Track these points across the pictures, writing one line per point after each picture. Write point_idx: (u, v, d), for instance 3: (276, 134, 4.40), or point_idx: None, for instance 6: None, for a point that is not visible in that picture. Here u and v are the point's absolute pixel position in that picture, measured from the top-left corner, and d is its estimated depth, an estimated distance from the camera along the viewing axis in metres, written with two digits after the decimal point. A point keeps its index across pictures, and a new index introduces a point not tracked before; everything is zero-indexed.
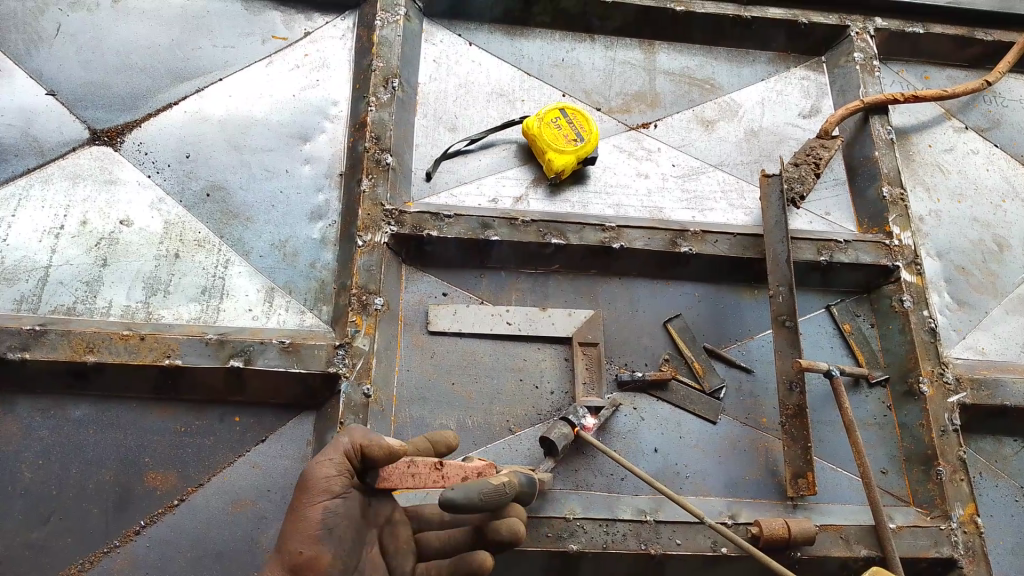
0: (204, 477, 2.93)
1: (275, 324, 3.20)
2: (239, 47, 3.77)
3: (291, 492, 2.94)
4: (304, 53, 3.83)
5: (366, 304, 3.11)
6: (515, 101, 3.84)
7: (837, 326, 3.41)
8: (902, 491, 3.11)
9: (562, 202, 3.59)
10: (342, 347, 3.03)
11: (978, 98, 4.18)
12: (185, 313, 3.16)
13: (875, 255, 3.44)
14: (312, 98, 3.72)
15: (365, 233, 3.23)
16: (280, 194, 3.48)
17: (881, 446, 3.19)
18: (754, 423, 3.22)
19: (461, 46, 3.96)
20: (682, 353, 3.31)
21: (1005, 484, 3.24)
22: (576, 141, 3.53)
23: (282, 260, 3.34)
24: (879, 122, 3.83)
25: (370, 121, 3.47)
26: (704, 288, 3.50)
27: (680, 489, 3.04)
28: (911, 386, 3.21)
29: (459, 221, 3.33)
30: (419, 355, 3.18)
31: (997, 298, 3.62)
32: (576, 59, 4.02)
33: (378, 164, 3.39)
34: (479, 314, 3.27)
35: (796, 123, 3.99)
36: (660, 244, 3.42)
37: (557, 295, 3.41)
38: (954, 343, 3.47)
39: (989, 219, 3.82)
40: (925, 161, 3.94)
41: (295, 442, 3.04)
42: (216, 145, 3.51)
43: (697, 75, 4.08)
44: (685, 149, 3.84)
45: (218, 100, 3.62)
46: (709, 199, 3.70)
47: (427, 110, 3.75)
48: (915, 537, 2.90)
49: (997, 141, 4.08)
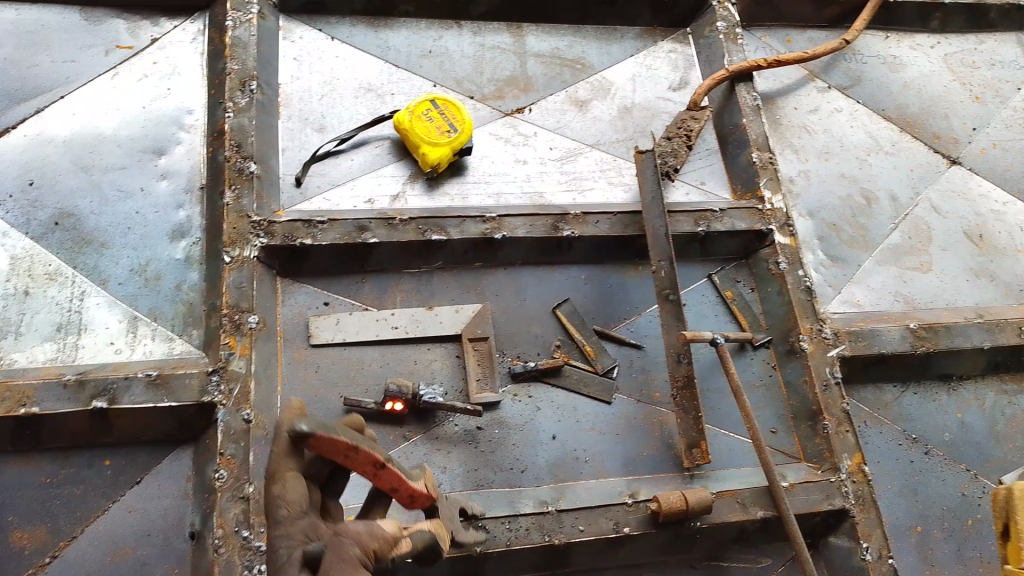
0: (76, 528, 2.75)
1: (142, 355, 3.01)
2: (80, 60, 3.50)
3: (172, 534, 2.80)
4: (152, 61, 3.58)
5: (239, 324, 2.96)
6: (384, 96, 3.71)
7: (719, 294, 3.46)
8: (792, 448, 3.19)
9: (440, 196, 3.52)
10: (216, 373, 2.87)
11: (839, 57, 4.31)
12: (40, 354, 2.93)
13: (749, 221, 3.51)
14: (164, 109, 3.49)
15: (231, 248, 3.07)
16: (137, 215, 3.26)
17: (768, 406, 3.28)
18: (647, 399, 3.25)
19: (322, 42, 3.78)
20: (573, 338, 3.31)
21: (888, 430, 3.38)
22: (449, 132, 3.45)
23: (143, 286, 3.14)
24: (745, 89, 3.87)
25: (228, 129, 3.28)
26: (589, 269, 3.50)
27: (580, 475, 3.05)
28: (793, 344, 3.29)
29: (333, 226, 3.21)
30: (303, 371, 3.06)
31: (868, 251, 3.75)
32: (443, 47, 3.91)
33: (241, 174, 3.21)
34: (363, 321, 3.17)
35: (667, 96, 4.02)
36: (542, 230, 3.38)
37: (442, 293, 3.33)
38: (831, 299, 3.58)
39: (856, 174, 3.95)
40: (792, 124, 4.03)
41: (174, 478, 2.89)
42: (62, 170, 3.26)
43: (567, 55, 4.03)
44: (560, 131, 3.80)
45: (59, 120, 3.35)
46: (589, 179, 3.69)
47: (290, 111, 3.57)
48: (806, 492, 2.99)
49: (860, 97, 4.22)
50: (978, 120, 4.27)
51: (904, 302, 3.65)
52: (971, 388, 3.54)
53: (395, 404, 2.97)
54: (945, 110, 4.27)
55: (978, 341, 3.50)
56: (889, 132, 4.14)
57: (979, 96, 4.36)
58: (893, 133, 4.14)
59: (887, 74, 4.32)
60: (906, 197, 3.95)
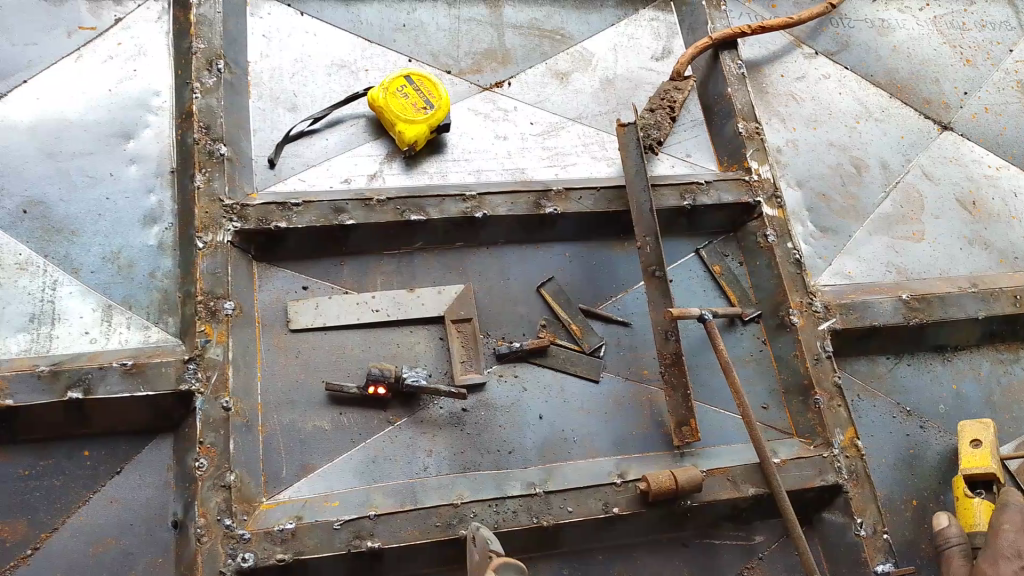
0: (58, 519, 2.68)
1: (117, 345, 2.93)
2: (42, 43, 3.37)
3: (156, 522, 2.74)
4: (116, 41, 3.46)
5: (214, 312, 2.87)
6: (358, 72, 3.60)
7: (707, 268, 3.39)
8: (784, 423, 3.15)
9: (419, 174, 3.42)
10: (192, 361, 2.79)
11: (826, 22, 4.21)
12: (13, 346, 2.84)
13: (736, 193, 3.43)
14: (131, 91, 3.37)
15: (204, 234, 2.97)
16: (106, 201, 3.16)
17: (760, 381, 3.22)
18: (636, 377, 3.19)
19: (292, 18, 3.66)
20: (559, 316, 3.23)
21: (881, 402, 3.33)
22: (426, 109, 3.35)
23: (116, 273, 3.05)
24: (729, 58, 3.78)
25: (196, 110, 3.17)
26: (574, 247, 3.42)
27: (569, 455, 2.99)
28: (783, 318, 3.23)
29: (309, 208, 3.12)
30: (283, 357, 2.98)
31: (859, 221, 3.68)
32: (418, 21, 3.79)
33: (211, 156, 3.11)
34: (343, 305, 3.09)
35: (650, 66, 3.92)
36: (524, 208, 3.30)
37: (424, 275, 3.25)
38: (821, 271, 3.51)
39: (845, 142, 3.87)
40: (779, 92, 3.94)
41: (154, 469, 2.82)
42: (28, 157, 3.16)
43: (546, 26, 3.92)
44: (541, 105, 3.70)
45: (23, 105, 3.24)
46: (571, 154, 3.60)
47: (261, 91, 3.46)
48: (799, 468, 2.94)
49: (847, 63, 4.12)
50: (969, 84, 4.19)
51: (896, 272, 3.58)
52: (964, 358, 3.50)
53: (377, 389, 2.89)
54: (936, 74, 4.18)
55: (972, 310, 3.44)
56: (878, 98, 4.05)
57: (970, 59, 4.28)
58: (882, 99, 4.05)
59: (876, 38, 4.22)
60: (897, 165, 3.88)
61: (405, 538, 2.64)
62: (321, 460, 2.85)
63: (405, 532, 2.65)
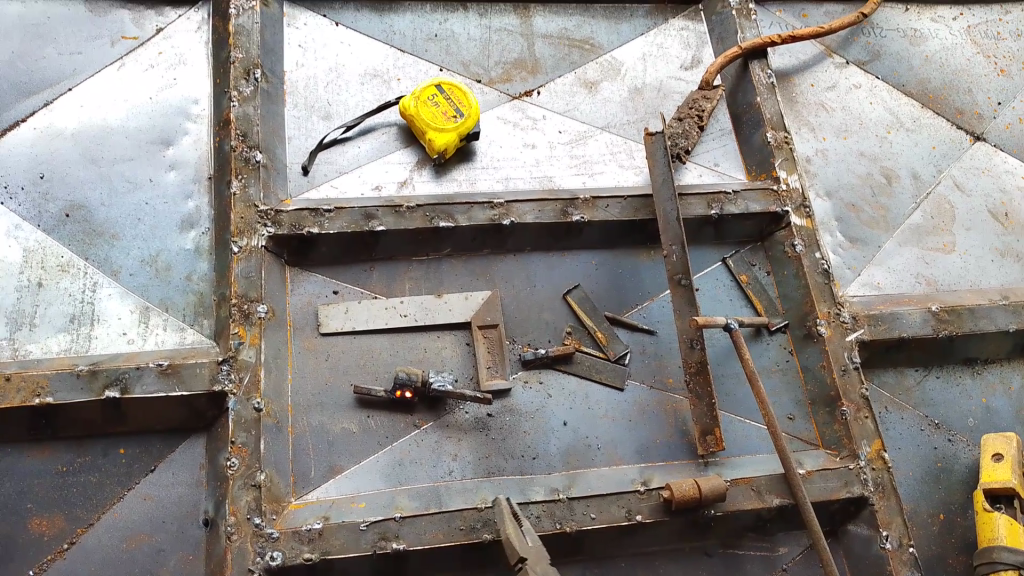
0: (94, 515, 2.78)
1: (153, 346, 3.02)
2: (86, 52, 3.49)
3: (188, 520, 2.81)
4: (157, 51, 3.57)
5: (248, 314, 2.94)
6: (391, 81, 3.67)
7: (733, 277, 3.40)
8: (809, 434, 3.14)
9: (448, 182, 3.48)
10: (226, 363, 2.86)
11: (858, 31, 4.18)
12: (54, 345, 2.95)
13: (764, 203, 3.43)
14: (170, 99, 3.48)
15: (239, 238, 3.05)
16: (146, 206, 3.26)
17: (786, 391, 3.21)
18: (661, 385, 3.20)
19: (327, 28, 3.75)
20: (584, 323, 3.26)
21: (909, 415, 3.30)
22: (456, 118, 3.40)
23: (153, 276, 3.14)
24: (758, 67, 3.78)
25: (233, 118, 3.26)
26: (601, 254, 3.44)
27: (593, 462, 3.01)
28: (810, 328, 3.22)
29: (340, 215, 3.18)
30: (313, 360, 3.05)
31: (888, 232, 3.66)
32: (449, 31, 3.85)
33: (247, 163, 3.19)
34: (372, 310, 3.14)
35: (678, 76, 3.93)
36: (551, 216, 3.33)
37: (452, 281, 3.30)
38: (850, 282, 3.49)
39: (876, 152, 3.85)
40: (809, 101, 3.93)
41: (187, 467, 2.90)
42: (71, 162, 3.27)
43: (576, 36, 3.95)
44: (570, 114, 3.74)
45: (68, 112, 3.36)
46: (599, 163, 3.63)
47: (296, 99, 3.54)
48: (824, 480, 2.93)
49: (879, 72, 4.10)
50: (1003, 94, 4.14)
51: (926, 284, 3.55)
52: (995, 371, 3.45)
53: (403, 393, 2.94)
54: (969, 84, 4.14)
55: (1003, 323, 3.40)
56: (910, 108, 4.02)
57: (1004, 69, 4.22)
58: (914, 109, 4.02)
59: (909, 48, 4.19)
60: (928, 175, 3.84)
61: (429, 540, 2.67)
62: (348, 462, 2.90)
63: (429, 535, 2.69)
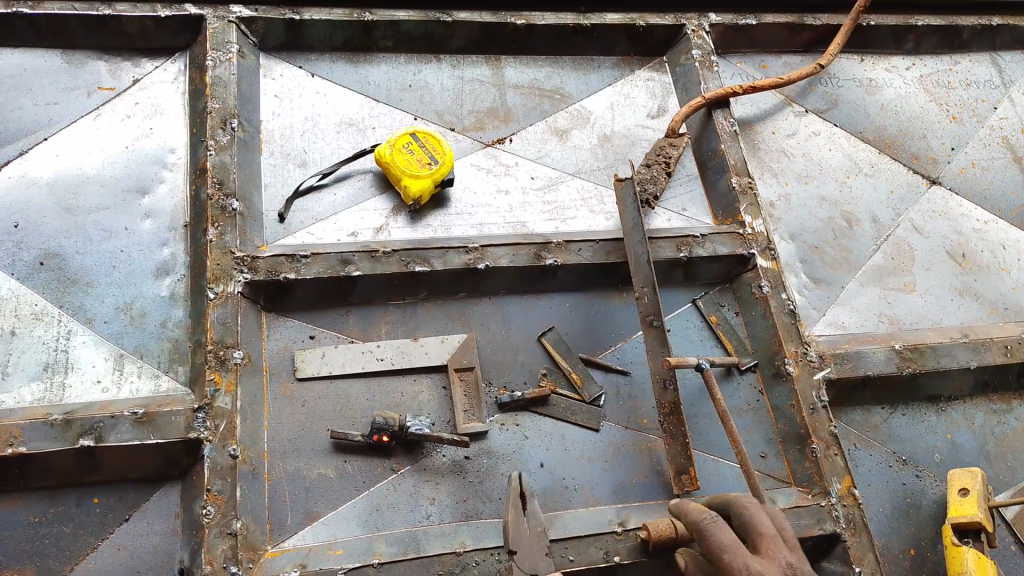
0: (66, 567, 2.72)
1: (129, 393, 3.00)
2: (63, 102, 3.52)
3: (162, 571, 2.77)
4: (134, 101, 3.61)
5: (224, 360, 2.95)
6: (366, 129, 3.75)
7: (703, 318, 3.48)
8: (782, 472, 3.19)
9: (424, 227, 3.53)
10: (201, 410, 2.85)
11: (815, 81, 4.38)
12: (28, 394, 2.91)
13: (731, 246, 3.54)
14: (148, 148, 3.51)
15: (215, 284, 3.07)
16: (122, 253, 3.27)
17: (758, 430, 3.27)
18: (635, 426, 3.25)
19: (304, 78, 3.83)
20: (559, 365, 3.31)
21: (878, 452, 3.38)
22: (431, 165, 3.48)
23: (128, 324, 3.14)
24: (721, 116, 3.94)
25: (210, 166, 3.30)
26: (574, 297, 3.51)
27: (570, 503, 3.03)
28: (779, 367, 3.32)
29: (316, 260, 3.22)
30: (289, 406, 3.05)
31: (851, 273, 3.78)
32: (423, 81, 3.95)
33: (223, 210, 3.22)
34: (349, 354, 3.16)
35: (645, 124, 4.07)
36: (525, 260, 3.41)
37: (428, 325, 3.34)
38: (816, 322, 3.60)
39: (837, 197, 4.00)
40: (771, 148, 4.08)
41: (161, 517, 2.86)
42: (47, 211, 3.27)
43: (546, 86, 4.08)
44: (541, 161, 3.84)
45: (44, 161, 3.37)
46: (571, 208, 3.72)
47: (272, 148, 3.60)
48: (798, 517, 2.97)
49: (837, 120, 4.28)
50: (955, 140, 4.34)
51: (889, 323, 3.67)
52: (958, 408, 3.56)
53: (381, 438, 2.96)
54: (923, 131, 4.33)
55: (964, 361, 3.52)
56: (867, 154, 4.19)
57: (955, 116, 4.44)
58: (872, 155, 4.19)
59: (864, 97, 4.39)
60: (887, 218, 3.99)
61: None
62: (325, 508, 2.89)
63: None
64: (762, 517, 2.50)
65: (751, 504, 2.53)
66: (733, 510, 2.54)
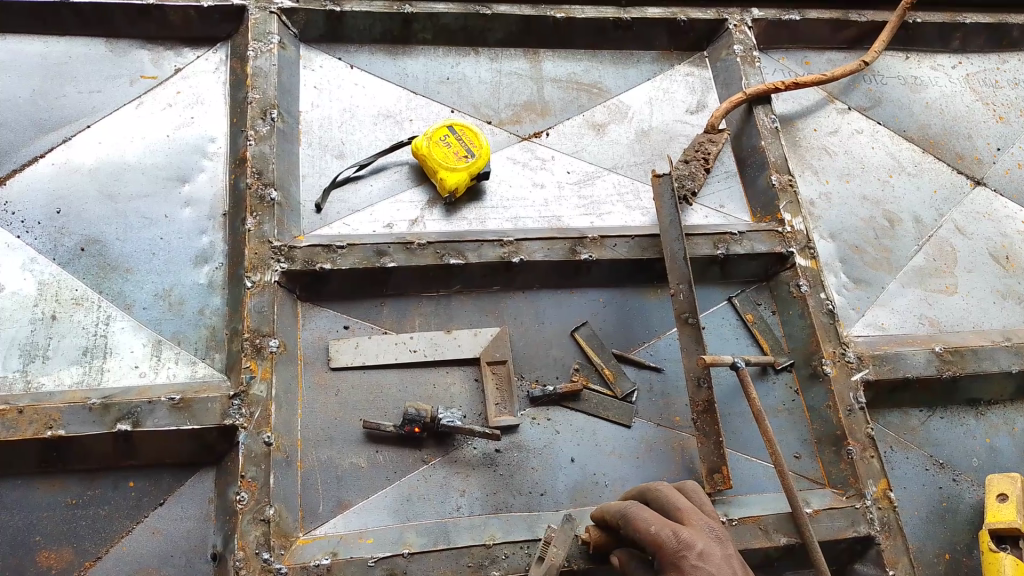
0: (102, 549, 2.78)
1: (165, 379, 3.04)
2: (106, 91, 3.58)
3: (196, 554, 2.81)
4: (176, 90, 3.66)
5: (259, 348, 2.98)
6: (403, 122, 3.76)
7: (739, 316, 3.43)
8: (817, 474, 3.15)
9: (459, 220, 3.54)
10: (237, 397, 2.89)
11: (859, 78, 4.29)
12: (67, 378, 2.98)
13: (769, 244, 3.49)
14: (188, 137, 3.56)
15: (253, 273, 3.10)
16: (161, 241, 3.32)
17: (793, 431, 3.23)
18: (668, 423, 3.23)
19: (343, 70, 3.85)
20: (592, 361, 3.28)
21: (915, 455, 3.31)
22: (467, 158, 3.47)
23: (167, 310, 3.19)
24: (762, 112, 3.87)
25: (250, 156, 3.33)
26: (608, 293, 3.49)
27: (600, 499, 3.03)
28: (815, 368, 3.26)
29: (352, 251, 3.24)
30: (323, 395, 3.07)
31: (891, 273, 3.71)
32: (461, 74, 3.95)
33: (262, 200, 3.25)
34: (383, 345, 3.18)
35: (684, 119, 4.02)
36: (560, 254, 3.39)
37: (461, 317, 3.34)
38: (854, 322, 3.53)
39: (878, 196, 3.92)
40: (812, 146, 4.01)
41: (196, 501, 2.90)
42: (89, 198, 3.33)
43: (584, 80, 4.06)
44: (578, 155, 3.82)
45: (87, 149, 3.43)
46: (606, 203, 3.70)
47: (311, 139, 3.63)
48: (831, 519, 2.92)
49: (880, 118, 4.19)
50: (1002, 140, 4.23)
51: (929, 325, 3.59)
52: (999, 413, 3.47)
53: (412, 429, 2.95)
54: (968, 130, 4.23)
55: (1007, 364, 3.43)
56: (911, 153, 4.11)
57: (1003, 116, 4.33)
58: (915, 154, 4.10)
59: (908, 95, 4.30)
60: (930, 218, 3.91)
61: None
62: (357, 497, 2.91)
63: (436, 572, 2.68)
64: (678, 496, 2.54)
65: (664, 487, 2.58)
66: (648, 497, 2.58)
